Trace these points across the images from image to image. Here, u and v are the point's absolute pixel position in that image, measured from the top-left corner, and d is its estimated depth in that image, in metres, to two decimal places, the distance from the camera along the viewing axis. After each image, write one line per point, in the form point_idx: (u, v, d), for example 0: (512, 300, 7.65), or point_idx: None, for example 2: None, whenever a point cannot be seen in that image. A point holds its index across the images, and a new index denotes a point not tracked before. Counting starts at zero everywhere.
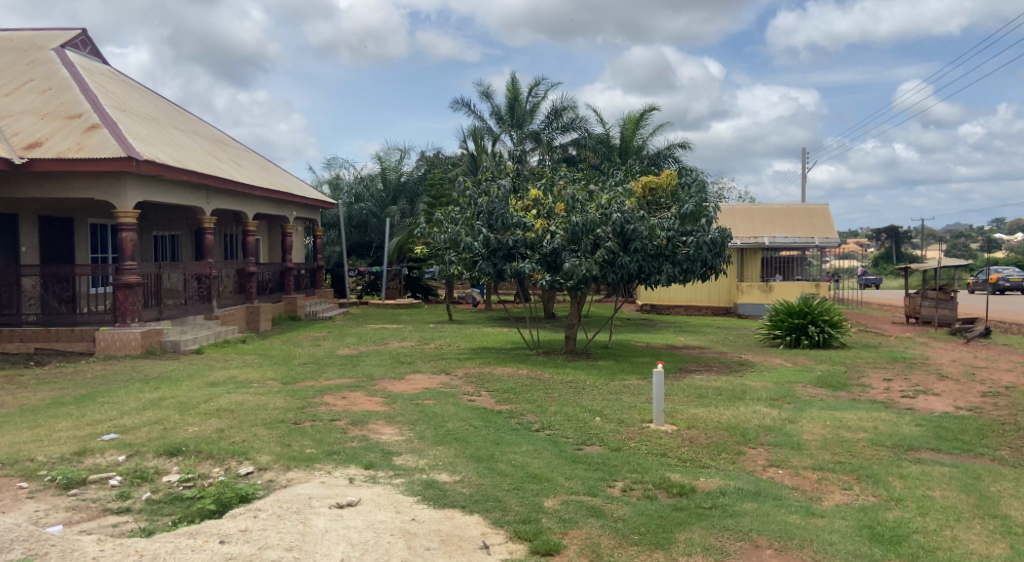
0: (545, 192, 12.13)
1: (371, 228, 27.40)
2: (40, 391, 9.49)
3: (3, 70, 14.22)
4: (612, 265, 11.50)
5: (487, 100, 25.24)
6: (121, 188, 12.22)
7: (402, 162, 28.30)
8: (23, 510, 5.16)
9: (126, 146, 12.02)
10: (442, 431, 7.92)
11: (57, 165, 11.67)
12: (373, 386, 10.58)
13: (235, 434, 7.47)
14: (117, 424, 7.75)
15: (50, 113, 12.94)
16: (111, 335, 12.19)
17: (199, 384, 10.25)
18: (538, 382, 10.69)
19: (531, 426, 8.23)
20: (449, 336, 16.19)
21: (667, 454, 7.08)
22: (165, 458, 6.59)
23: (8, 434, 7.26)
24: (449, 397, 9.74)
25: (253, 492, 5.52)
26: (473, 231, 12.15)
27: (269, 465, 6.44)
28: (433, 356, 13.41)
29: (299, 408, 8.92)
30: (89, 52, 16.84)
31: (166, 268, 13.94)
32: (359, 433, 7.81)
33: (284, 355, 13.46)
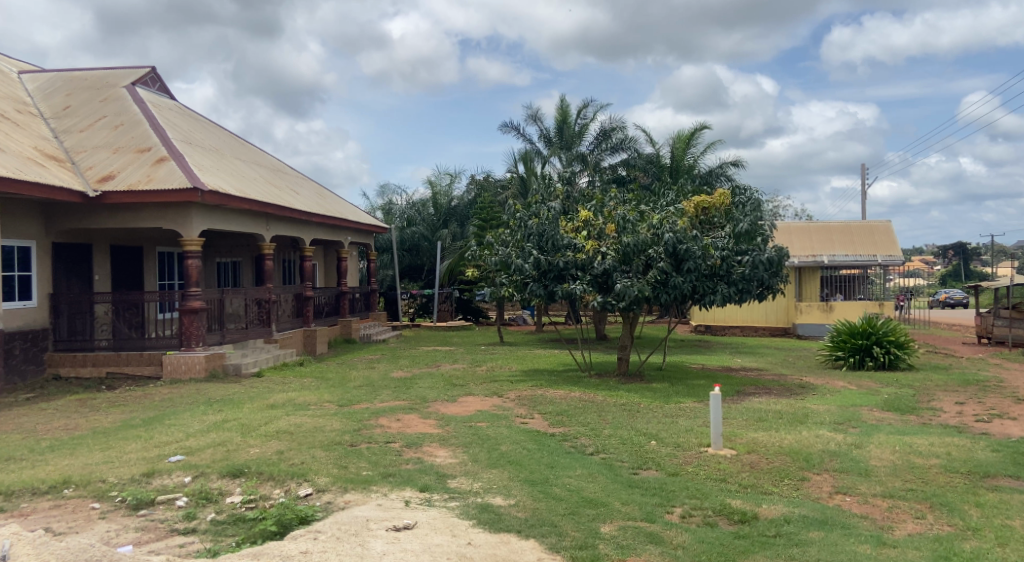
0: (595, 213, 12.07)
1: (423, 252, 27.79)
2: (111, 414, 9.85)
3: (79, 108, 15.03)
4: (665, 285, 11.35)
5: (536, 123, 25.49)
6: (187, 217, 12.73)
7: (452, 186, 28.70)
8: (95, 529, 5.36)
9: (192, 177, 12.54)
10: (496, 453, 7.91)
11: (127, 196, 12.24)
12: (427, 409, 10.64)
13: (295, 456, 7.63)
14: (183, 446, 8.00)
15: (122, 148, 13.60)
16: (177, 359, 12.65)
17: (259, 406, 10.50)
18: (592, 405, 10.58)
19: (585, 449, 8.16)
20: (501, 358, 16.22)
21: (727, 479, 6.91)
22: (228, 479, 6.77)
23: (82, 455, 7.57)
24: (502, 420, 9.74)
25: (313, 513, 5.63)
26: (523, 252, 12.22)
27: (327, 487, 6.54)
28: (485, 378, 13.41)
29: (355, 430, 9.07)
30: (158, 89, 17.67)
31: (229, 293, 14.41)
32: (414, 456, 7.87)
33: (340, 378, 13.67)
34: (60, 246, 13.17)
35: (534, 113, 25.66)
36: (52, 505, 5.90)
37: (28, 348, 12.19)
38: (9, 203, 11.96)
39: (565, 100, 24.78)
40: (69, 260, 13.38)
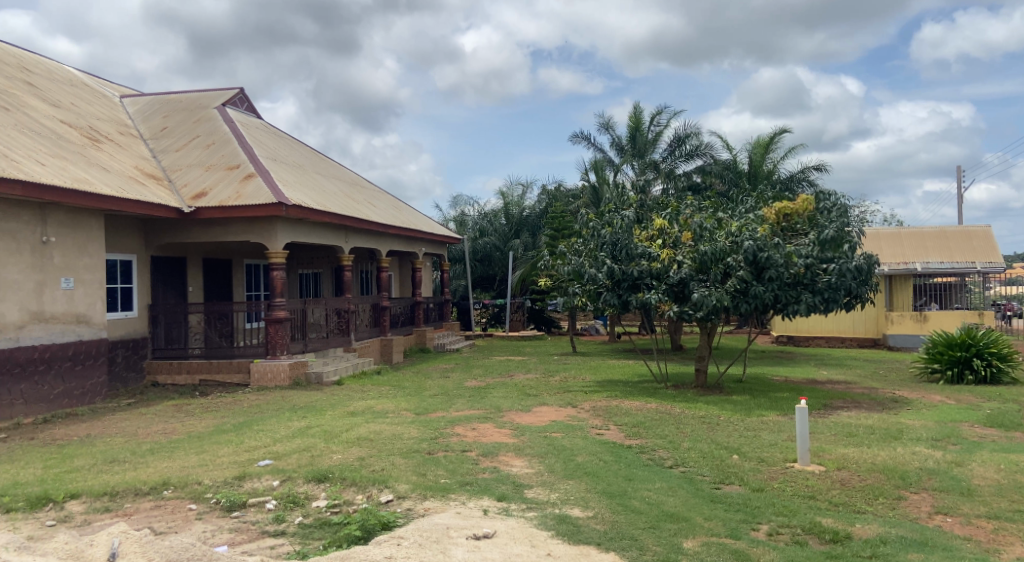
0: (671, 221, 11.91)
1: (495, 262, 28.05)
2: (205, 419, 10.35)
3: (175, 128, 15.96)
4: (745, 295, 11.05)
5: (608, 132, 25.35)
6: (272, 230, 13.29)
7: (524, 197, 28.89)
8: (193, 529, 5.63)
9: (277, 193, 13.08)
10: (573, 464, 7.87)
11: (218, 212, 12.87)
12: (502, 418, 10.70)
13: (375, 463, 7.81)
14: (271, 451, 8.33)
15: (214, 166, 14.34)
16: (264, 367, 13.18)
17: (341, 414, 10.81)
18: (669, 417, 10.38)
19: (664, 462, 8.01)
20: (574, 368, 16.14)
21: (816, 496, 6.64)
22: (314, 483, 6.99)
23: (179, 458, 8.00)
24: (577, 431, 9.69)
25: (394, 519, 5.74)
26: (597, 262, 12.11)
27: (407, 494, 6.66)
28: (558, 388, 13.36)
29: (433, 438, 9.21)
30: (245, 108, 18.56)
31: (311, 303, 14.93)
32: (490, 465, 7.92)
33: (416, 386, 13.89)
34: (158, 259, 13.98)
35: (605, 122, 25.53)
36: (153, 505, 6.23)
37: (129, 355, 12.97)
38: (113, 219, 12.76)
39: (637, 108, 24.55)
40: (166, 272, 14.18)
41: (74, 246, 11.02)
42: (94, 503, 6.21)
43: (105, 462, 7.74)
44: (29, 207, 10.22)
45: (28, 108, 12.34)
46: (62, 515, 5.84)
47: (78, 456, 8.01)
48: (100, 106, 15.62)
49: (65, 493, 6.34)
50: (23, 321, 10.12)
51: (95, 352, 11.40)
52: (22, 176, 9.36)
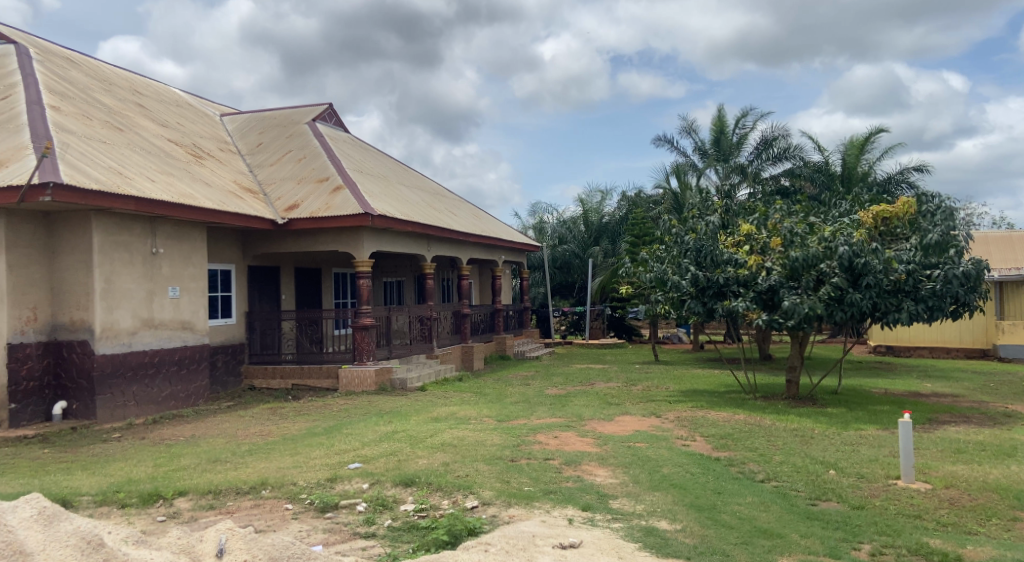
0: (758, 226, 11.55)
1: (575, 269, 27.95)
2: (298, 422, 10.77)
3: (270, 143, 16.74)
4: (840, 303, 10.58)
5: (690, 136, 24.88)
6: (359, 239, 13.71)
7: (603, 203, 28.75)
8: (289, 529, 5.85)
9: (364, 204, 13.50)
10: (658, 476, 7.72)
11: (309, 223, 13.40)
12: (584, 427, 10.63)
13: (460, 468, 7.91)
14: (361, 454, 8.58)
15: (305, 179, 14.95)
16: (351, 373, 13.59)
17: (425, 419, 11.02)
18: (759, 429, 10.04)
19: (754, 475, 7.76)
20: (657, 377, 15.84)
21: (922, 516, 6.27)
22: (401, 487, 7.13)
23: (275, 459, 8.35)
24: (662, 441, 9.50)
25: (480, 525, 5.81)
26: (681, 269, 11.88)
27: (492, 500, 6.71)
28: (641, 397, 13.14)
29: (515, 445, 9.25)
30: (334, 123, 19.29)
31: (395, 310, 15.31)
32: (574, 474, 7.89)
33: (497, 393, 13.99)
34: (254, 269, 14.67)
35: (688, 125, 25.08)
36: (253, 504, 6.51)
37: (228, 360, 13.65)
38: (214, 231, 13.48)
39: (722, 111, 23.99)
40: (261, 281, 14.86)
41: (179, 256, 11.71)
42: (199, 500, 6.55)
43: (208, 462, 8.17)
44: (140, 220, 10.91)
45: (139, 128, 13.22)
46: (171, 512, 6.18)
47: (183, 455, 8.48)
48: (202, 124, 16.57)
49: (173, 490, 6.70)
50: (135, 327, 10.81)
51: (198, 357, 12.08)
52: (134, 192, 10.01)
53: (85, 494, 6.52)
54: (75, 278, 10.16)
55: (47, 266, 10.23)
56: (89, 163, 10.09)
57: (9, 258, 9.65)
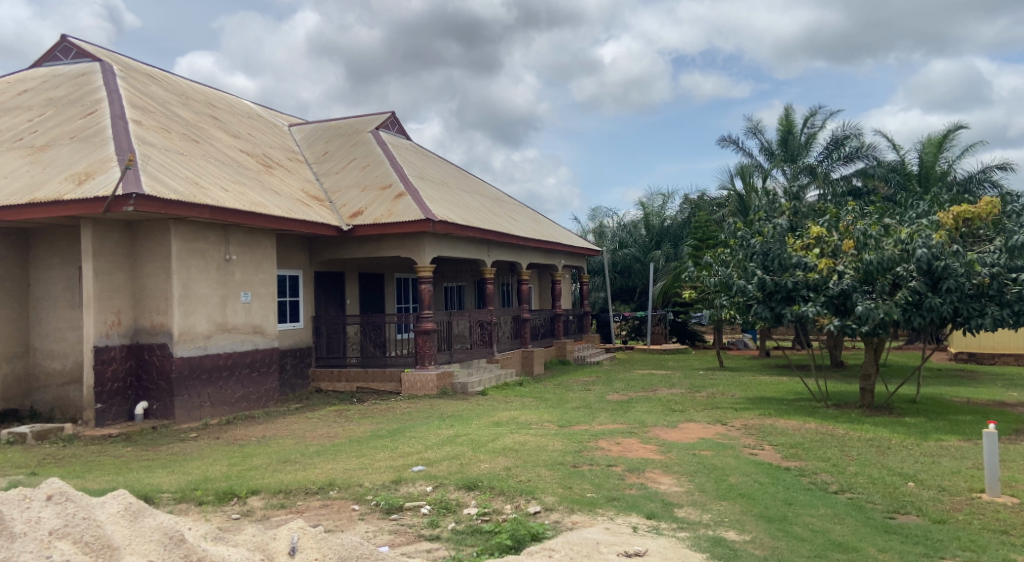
0: (830, 228, 11.18)
1: (635, 273, 27.55)
2: (363, 425, 10.99)
3: (335, 152, 17.19)
4: (918, 308, 10.15)
5: (757, 136, 24.32)
6: (421, 245, 13.92)
7: (665, 207, 28.54)
8: (356, 529, 5.97)
9: (426, 210, 13.70)
10: (725, 485, 7.53)
11: (373, 229, 13.68)
12: (647, 434, 10.48)
13: (522, 473, 7.91)
14: (424, 457, 8.68)
15: (368, 186, 15.26)
16: (414, 377, 13.78)
17: (486, 423, 11.08)
18: (831, 439, 9.69)
19: (827, 487, 7.48)
20: (722, 384, 15.48)
21: (1010, 532, 5.92)
22: (464, 491, 7.18)
23: (342, 461, 8.54)
24: (728, 449, 9.28)
25: (544, 530, 5.79)
26: (747, 273, 11.58)
27: (555, 506, 6.67)
28: (706, 404, 12.87)
29: (577, 451, 9.20)
30: (396, 131, 19.65)
31: (456, 315, 15.46)
32: (637, 481, 7.78)
33: (558, 399, 13.93)
34: (321, 275, 15.07)
35: (754, 126, 24.53)
36: (321, 504, 6.67)
37: (296, 363, 14.05)
38: (283, 238, 13.90)
39: (789, 110, 23.37)
40: (327, 286, 15.25)
41: (251, 263, 12.13)
42: (271, 499, 6.75)
43: (279, 462, 8.42)
44: (214, 228, 11.37)
45: (214, 139, 13.78)
46: (245, 510, 6.39)
47: (256, 455, 8.77)
48: (272, 134, 17.15)
49: (247, 489, 6.94)
50: (210, 330, 11.25)
51: (268, 360, 12.46)
52: (210, 201, 10.43)
53: (165, 491, 6.80)
54: (156, 284, 10.65)
55: (129, 272, 10.75)
56: (168, 174, 10.58)
57: (96, 265, 10.19)
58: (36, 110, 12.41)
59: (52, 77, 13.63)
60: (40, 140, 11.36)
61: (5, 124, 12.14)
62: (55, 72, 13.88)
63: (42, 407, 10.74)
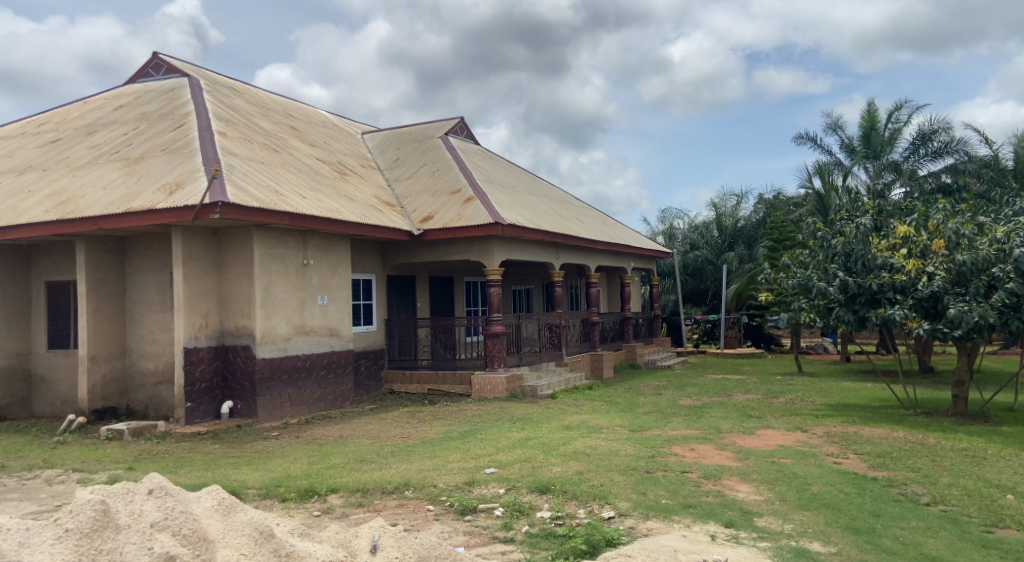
0: (918, 227, 10.70)
1: (708, 275, 27.02)
2: (435, 426, 11.15)
3: (406, 158, 17.52)
4: (1016, 310, 9.58)
5: (837, 133, 23.44)
6: (490, 248, 14.03)
7: (738, 207, 27.87)
8: (432, 529, 6.04)
9: (495, 213, 13.80)
10: (807, 494, 7.26)
11: (443, 233, 13.87)
12: (723, 440, 10.23)
13: (594, 478, 7.85)
14: (496, 459, 8.73)
15: (438, 191, 15.49)
16: (484, 379, 13.88)
17: (557, 427, 11.05)
18: (921, 448, 9.22)
19: (917, 498, 7.12)
20: (801, 390, 14.95)
21: None
22: (537, 494, 7.18)
23: (416, 461, 8.68)
24: (810, 458, 8.95)
25: (619, 536, 5.72)
26: (828, 275, 11.14)
27: (629, 512, 6.59)
28: (785, 411, 12.44)
29: (650, 456, 9.07)
30: (465, 136, 19.88)
31: (525, 318, 15.51)
32: (714, 488, 7.60)
33: (630, 403, 13.77)
34: (393, 278, 15.39)
35: (834, 122, 23.66)
36: (397, 503, 6.79)
37: (370, 365, 14.38)
38: (357, 243, 14.26)
39: (872, 106, 22.42)
40: (398, 290, 15.56)
41: (327, 267, 12.50)
42: (350, 497, 6.92)
43: (355, 461, 8.63)
44: (293, 234, 11.77)
45: (292, 148, 14.28)
46: (325, 507, 6.59)
47: (334, 454, 9.03)
48: (346, 142, 17.63)
49: (327, 487, 7.14)
50: (290, 333, 11.65)
51: (343, 361, 12.80)
52: (289, 208, 10.82)
53: (251, 487, 7.09)
54: (240, 288, 11.11)
55: (215, 277, 11.25)
56: (251, 182, 11.02)
57: (185, 270, 10.71)
58: (131, 124, 13.15)
59: (144, 92, 14.43)
60: (135, 152, 12.02)
61: (104, 138, 12.91)
62: (148, 88, 14.68)
63: (137, 405, 11.36)
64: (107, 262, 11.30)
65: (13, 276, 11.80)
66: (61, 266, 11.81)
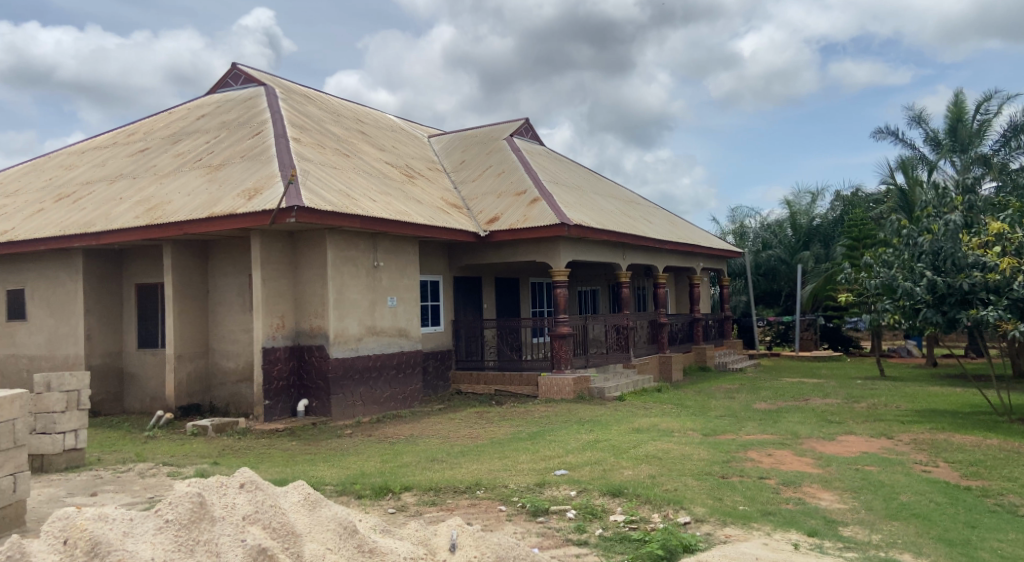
0: (1013, 224, 10.09)
1: (781, 276, 26.22)
2: (504, 427, 11.17)
3: (473, 160, 17.66)
4: None
5: (920, 126, 22.38)
6: (555, 249, 13.98)
7: (814, 205, 26.99)
8: (506, 529, 6.04)
9: (561, 214, 13.73)
10: (895, 503, 6.91)
11: (509, 234, 13.89)
12: (801, 446, 9.87)
13: (668, 482, 7.69)
14: (566, 461, 8.66)
15: (504, 193, 15.53)
16: (551, 381, 13.83)
17: (626, 429, 10.89)
18: (1019, 457, 8.66)
19: (1017, 509, 6.70)
20: (883, 394, 14.30)
21: None
22: (609, 497, 7.08)
23: (487, 462, 8.70)
24: (897, 466, 8.52)
25: (696, 542, 5.57)
26: (914, 274, 10.62)
27: (706, 518, 6.42)
28: (867, 416, 11.91)
29: (725, 461, 8.83)
30: (531, 137, 19.88)
31: (591, 319, 15.38)
32: (794, 495, 7.33)
33: (701, 406, 13.44)
34: (460, 280, 15.52)
35: (917, 115, 22.58)
36: (470, 503, 6.81)
37: (437, 366, 14.53)
38: (424, 245, 14.45)
39: (958, 97, 21.31)
40: (465, 291, 15.68)
41: (397, 269, 12.70)
42: (423, 496, 6.99)
43: (427, 460, 8.72)
44: (364, 237, 12.01)
45: (362, 153, 14.59)
46: (400, 505, 6.67)
47: (406, 453, 9.15)
48: (414, 146, 17.91)
49: (400, 485, 7.23)
50: (361, 333, 11.88)
51: (412, 361, 12.97)
52: (360, 212, 11.04)
53: (328, 483, 7.27)
54: (314, 289, 11.41)
55: (291, 279, 11.58)
56: (324, 187, 11.30)
57: (263, 272, 11.08)
58: (212, 132, 13.70)
59: (224, 102, 15.02)
60: (216, 159, 12.52)
61: (188, 146, 13.50)
62: (227, 98, 15.27)
63: (219, 402, 11.80)
64: (191, 265, 11.80)
65: (106, 278, 12.45)
66: (150, 269, 12.40)
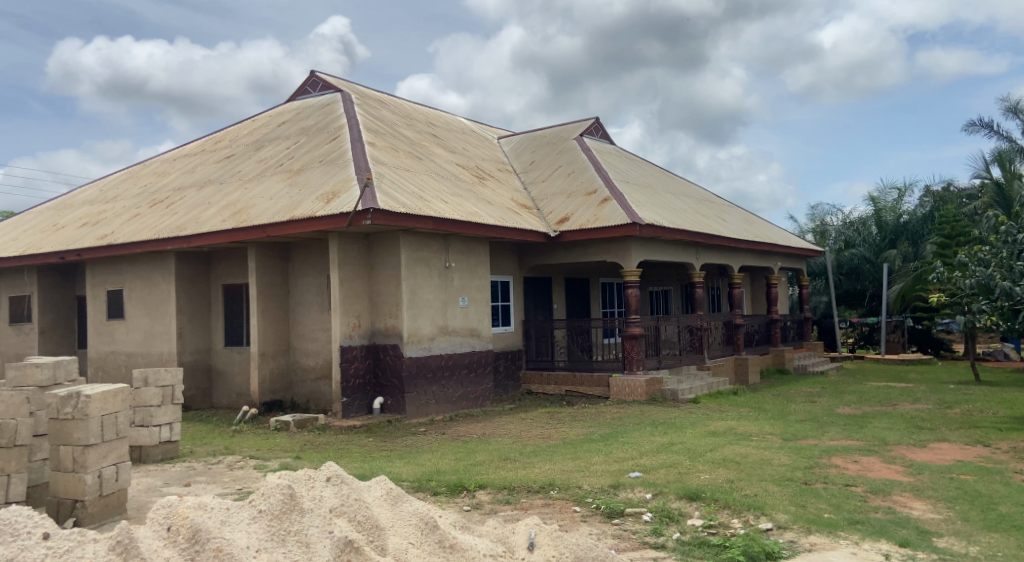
0: None
1: (864, 276, 25.12)
2: (577, 427, 11.12)
3: (543, 160, 17.65)
4: None
5: (1018, 116, 21.02)
6: (627, 249, 13.82)
7: (900, 201, 25.76)
8: (581, 530, 6.01)
9: (632, 214, 13.56)
10: (995, 515, 6.51)
11: (580, 234, 13.81)
12: (889, 453, 9.41)
13: (747, 487, 7.47)
14: (640, 464, 8.54)
15: (574, 193, 15.46)
16: (623, 382, 13.69)
17: (702, 432, 10.66)
18: None
19: None
20: (979, 400, 13.49)
21: None
22: (686, 501, 6.93)
23: (560, 462, 8.68)
24: (995, 475, 8.02)
25: (780, 550, 5.39)
26: (1014, 273, 9.98)
27: (789, 525, 6.20)
28: (962, 423, 11.25)
29: (807, 467, 8.52)
30: (601, 136, 19.72)
31: (664, 321, 15.14)
32: (883, 504, 7.00)
33: (780, 410, 13.01)
34: (530, 280, 15.54)
35: (1014, 105, 21.23)
36: (544, 503, 6.81)
37: (508, 366, 14.61)
38: (495, 245, 14.54)
39: None
40: (535, 291, 15.70)
41: (468, 269, 12.84)
42: (497, 495, 7.03)
43: (500, 459, 8.77)
44: (436, 238, 12.19)
45: (434, 156, 14.80)
46: (475, 503, 6.73)
47: (479, 451, 9.23)
48: (484, 147, 18.05)
49: (475, 483, 7.30)
50: (434, 333, 12.05)
51: (483, 361, 13.08)
52: (432, 213, 11.21)
53: (405, 480, 7.42)
54: (388, 290, 11.65)
55: (366, 280, 11.87)
56: (398, 190, 11.52)
57: (341, 274, 11.39)
58: (293, 138, 14.19)
59: (303, 109, 15.53)
60: (296, 164, 12.96)
61: (270, 152, 14.02)
62: (306, 105, 15.77)
63: (300, 399, 12.20)
64: (273, 267, 12.25)
65: (196, 279, 13.08)
66: (236, 271, 12.95)
